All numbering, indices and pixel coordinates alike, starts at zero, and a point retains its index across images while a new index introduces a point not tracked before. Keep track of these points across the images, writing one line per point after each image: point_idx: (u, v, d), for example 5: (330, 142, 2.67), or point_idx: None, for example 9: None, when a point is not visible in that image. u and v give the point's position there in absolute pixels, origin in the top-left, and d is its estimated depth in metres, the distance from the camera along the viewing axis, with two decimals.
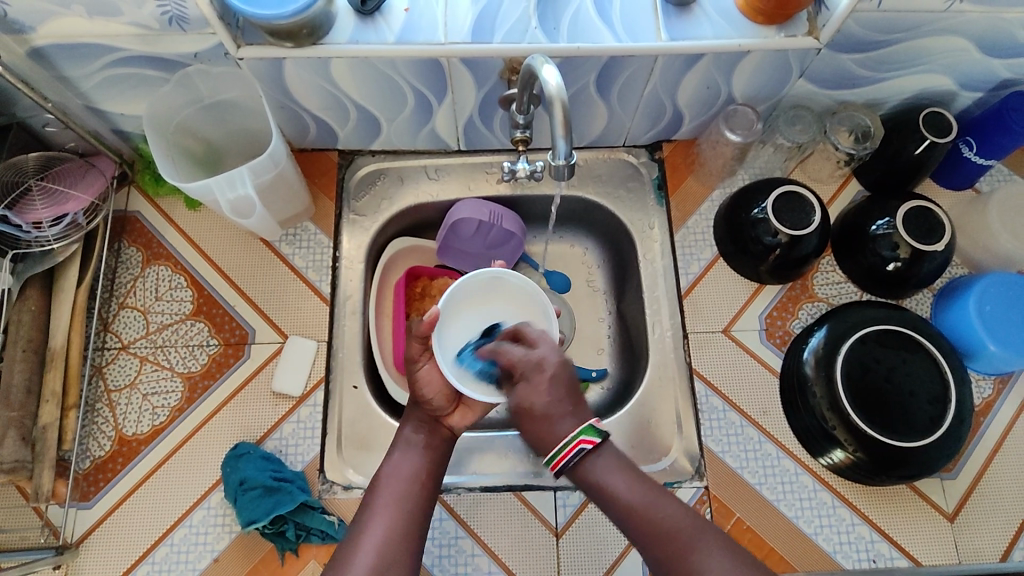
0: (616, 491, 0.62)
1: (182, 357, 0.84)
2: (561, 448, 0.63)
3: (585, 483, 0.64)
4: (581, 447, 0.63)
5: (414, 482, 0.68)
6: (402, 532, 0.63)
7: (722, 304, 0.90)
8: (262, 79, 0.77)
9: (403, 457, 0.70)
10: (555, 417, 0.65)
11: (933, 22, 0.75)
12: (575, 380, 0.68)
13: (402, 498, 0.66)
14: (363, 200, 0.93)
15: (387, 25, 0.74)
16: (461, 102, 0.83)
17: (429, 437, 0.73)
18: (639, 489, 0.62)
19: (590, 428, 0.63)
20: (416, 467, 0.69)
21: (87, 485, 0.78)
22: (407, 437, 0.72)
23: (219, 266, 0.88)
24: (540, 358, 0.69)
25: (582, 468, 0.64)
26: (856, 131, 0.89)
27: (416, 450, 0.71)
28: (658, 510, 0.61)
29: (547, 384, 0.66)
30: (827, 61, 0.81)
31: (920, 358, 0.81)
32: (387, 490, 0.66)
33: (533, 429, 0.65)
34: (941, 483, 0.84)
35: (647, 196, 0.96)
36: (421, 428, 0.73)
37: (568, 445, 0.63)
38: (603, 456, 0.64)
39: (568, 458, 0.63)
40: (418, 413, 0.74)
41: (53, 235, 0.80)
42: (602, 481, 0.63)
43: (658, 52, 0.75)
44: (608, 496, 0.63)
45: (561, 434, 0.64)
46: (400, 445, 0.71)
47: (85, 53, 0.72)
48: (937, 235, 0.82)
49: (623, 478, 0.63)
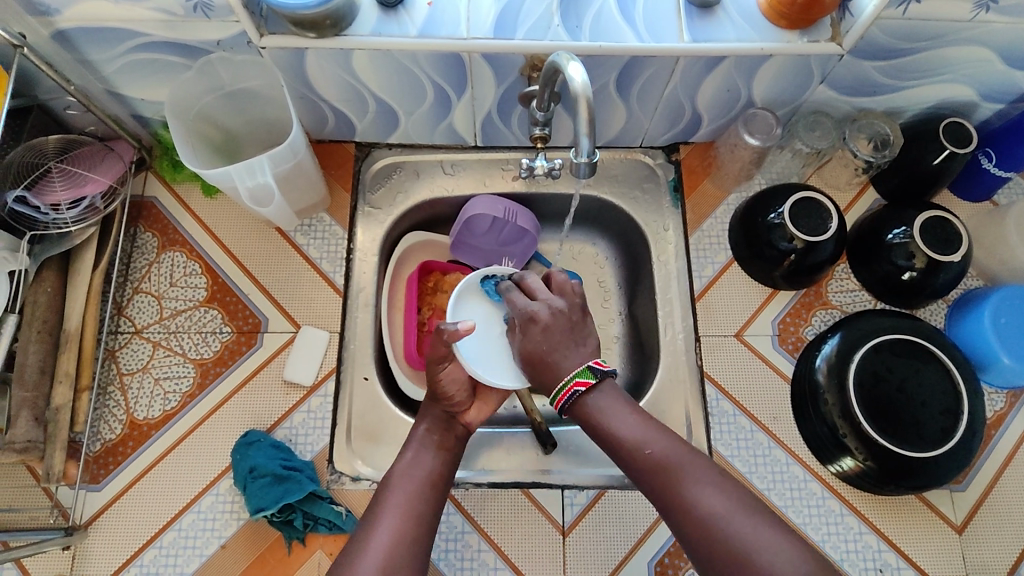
0: (613, 425, 0.62)
1: (195, 343, 0.84)
2: (560, 389, 0.64)
3: (583, 418, 0.64)
4: (575, 389, 0.63)
5: (426, 484, 0.68)
6: (413, 529, 0.63)
7: (735, 308, 0.90)
8: (284, 69, 0.77)
9: (413, 458, 0.70)
10: (557, 358, 0.65)
11: (957, 31, 0.74)
12: (576, 321, 0.67)
13: (413, 495, 0.66)
14: (378, 192, 0.93)
15: (410, 18, 0.74)
16: (481, 98, 0.83)
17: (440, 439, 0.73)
18: (637, 425, 0.62)
19: (586, 369, 0.64)
20: (427, 468, 0.69)
21: (97, 467, 0.79)
22: (419, 437, 0.73)
23: (234, 254, 0.88)
24: (536, 309, 0.67)
25: (580, 403, 0.64)
26: (876, 138, 0.89)
27: (426, 450, 0.71)
28: (651, 442, 0.61)
29: (544, 329, 0.66)
30: (849, 67, 0.80)
31: (933, 369, 0.80)
32: (396, 489, 0.66)
33: (537, 370, 0.66)
34: (950, 495, 0.83)
35: (662, 198, 0.95)
36: (433, 429, 0.73)
37: (564, 387, 0.63)
38: (602, 393, 0.64)
39: (566, 399, 0.64)
40: (434, 411, 0.75)
41: (71, 217, 0.80)
42: (598, 415, 0.63)
43: (680, 52, 0.75)
44: (604, 429, 0.63)
45: (562, 374, 0.64)
46: (410, 444, 0.72)
47: (109, 37, 0.72)
48: (954, 245, 0.82)
49: (620, 412, 0.63)
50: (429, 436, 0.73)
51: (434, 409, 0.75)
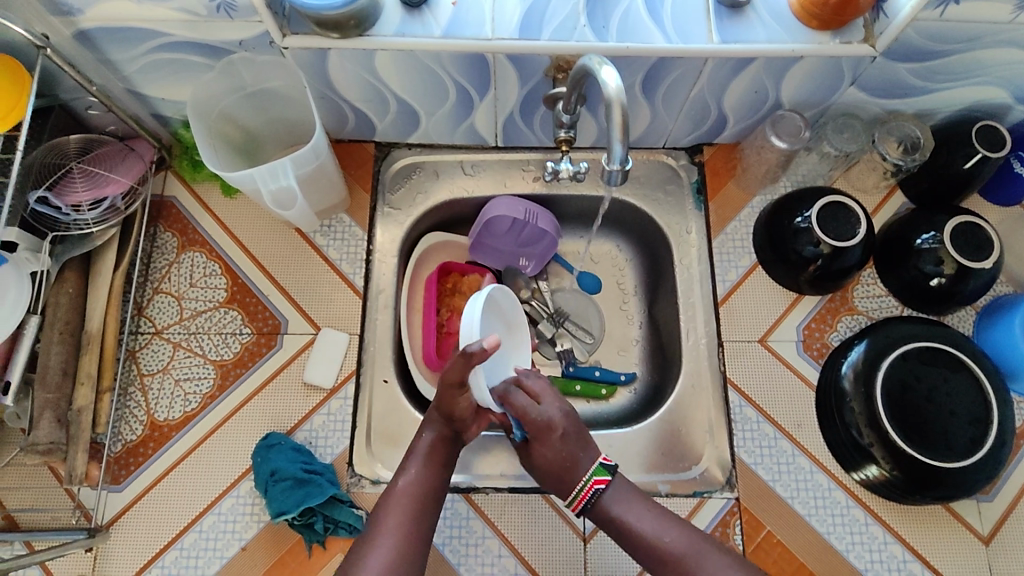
0: (632, 523, 0.69)
1: (215, 344, 0.84)
2: (580, 489, 0.70)
3: (601, 519, 0.71)
4: (596, 488, 0.70)
5: (426, 504, 0.70)
6: (409, 552, 0.66)
7: (759, 313, 0.89)
8: (305, 69, 0.76)
9: (416, 472, 0.71)
10: (578, 462, 0.70)
11: (994, 33, 0.73)
12: (579, 425, 0.72)
13: (411, 518, 0.68)
14: (397, 193, 0.92)
15: (434, 18, 0.73)
16: (503, 98, 0.82)
17: (441, 451, 0.73)
18: (651, 518, 0.70)
19: (602, 468, 0.71)
20: (430, 484, 0.71)
21: (118, 469, 0.79)
22: (422, 450, 0.72)
23: (254, 255, 0.88)
24: (548, 419, 0.70)
25: (601, 506, 0.71)
26: (905, 142, 0.87)
27: (428, 464, 0.72)
28: (667, 535, 0.69)
29: (560, 440, 0.70)
30: (881, 69, 0.78)
31: (963, 378, 0.79)
32: (397, 509, 0.68)
33: (557, 479, 0.71)
34: (977, 505, 0.82)
35: (685, 200, 0.94)
36: (437, 445, 0.73)
37: (582, 489, 0.70)
38: (615, 490, 0.71)
39: (587, 497, 0.70)
40: (440, 423, 0.73)
41: (92, 218, 0.80)
42: (619, 516, 0.70)
43: (709, 54, 0.73)
44: (625, 529, 0.69)
45: (579, 476, 0.70)
46: (413, 457, 0.72)
47: (131, 37, 0.71)
48: (985, 252, 0.80)
49: (637, 510, 0.70)
50: (433, 448, 0.73)
51: (438, 417, 0.73)
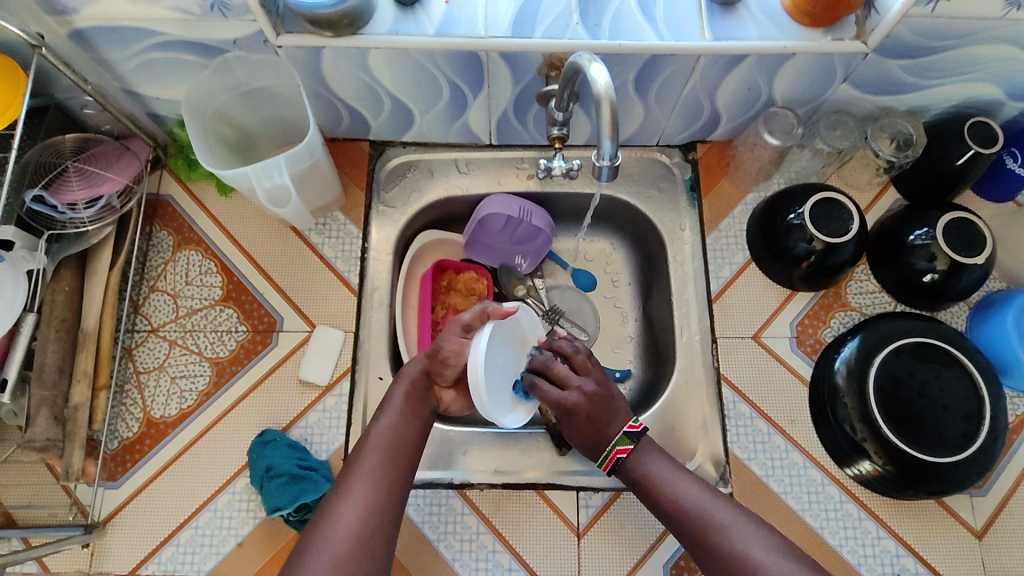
0: (656, 479, 0.71)
1: (211, 342, 0.84)
2: (605, 455, 0.74)
3: (631, 477, 0.73)
4: (618, 456, 0.73)
5: (400, 451, 0.69)
6: (383, 493, 0.65)
7: (752, 310, 0.89)
8: (300, 68, 0.76)
9: (391, 420, 0.71)
10: (603, 428, 0.74)
11: (984, 30, 0.73)
12: (609, 399, 0.75)
13: (385, 466, 0.67)
14: (392, 191, 0.92)
15: (427, 17, 0.73)
16: (497, 96, 0.82)
17: (414, 402, 0.74)
18: (677, 478, 0.71)
19: (625, 438, 0.73)
20: (405, 433, 0.71)
21: (114, 466, 0.79)
22: (397, 400, 0.73)
23: (249, 253, 0.88)
24: (574, 398, 0.74)
25: (629, 463, 0.73)
26: (898, 138, 0.87)
27: (403, 413, 0.72)
28: (686, 492, 0.69)
29: (586, 418, 0.74)
30: (873, 66, 0.79)
31: (955, 373, 0.79)
32: (371, 454, 0.67)
33: (584, 443, 0.76)
34: (970, 500, 0.82)
35: (679, 197, 0.94)
36: (411, 394, 0.74)
37: (608, 455, 0.73)
38: (643, 453, 0.73)
39: (608, 466, 0.74)
40: (416, 375, 0.75)
41: (88, 217, 0.81)
42: (646, 472, 0.72)
43: (701, 51, 0.74)
44: (650, 486, 0.71)
45: (603, 443, 0.74)
46: (389, 408, 0.72)
47: (126, 36, 0.72)
48: (977, 248, 0.81)
49: (665, 468, 0.72)
50: (407, 399, 0.73)
51: (415, 369, 0.76)
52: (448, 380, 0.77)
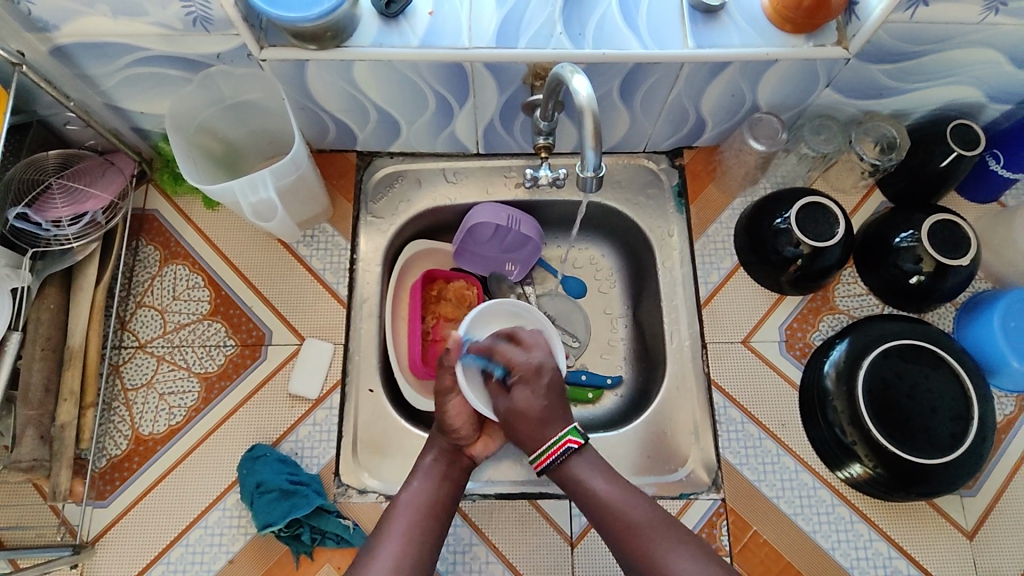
0: (590, 484, 0.70)
1: (199, 357, 0.84)
2: (547, 448, 0.72)
3: (565, 478, 0.72)
4: (568, 446, 0.71)
5: (429, 514, 0.71)
6: (413, 554, 0.67)
7: (741, 315, 0.90)
8: (284, 81, 0.76)
9: (419, 486, 0.73)
10: (546, 422, 0.72)
11: (964, 34, 0.74)
12: (563, 385, 0.76)
13: (414, 529, 0.69)
14: (380, 202, 0.92)
15: (411, 28, 0.73)
16: (483, 106, 0.82)
17: (447, 469, 0.75)
18: (615, 487, 0.70)
19: (575, 430, 0.72)
20: (433, 496, 0.72)
21: (103, 484, 0.78)
22: (426, 466, 0.75)
23: (237, 266, 0.88)
24: (535, 365, 0.75)
25: (564, 466, 0.72)
26: (882, 142, 0.88)
27: (433, 479, 0.73)
28: (623, 502, 0.69)
29: (540, 389, 0.74)
30: (856, 71, 0.79)
31: (943, 375, 0.80)
32: (402, 516, 0.70)
33: (525, 432, 0.73)
34: (961, 501, 0.83)
35: (667, 204, 0.95)
36: (440, 459, 0.75)
37: (548, 450, 0.71)
38: (584, 456, 0.72)
39: (551, 458, 0.72)
40: (441, 440, 0.77)
41: (73, 233, 0.80)
42: (578, 475, 0.71)
43: (684, 59, 0.74)
44: (585, 491, 0.70)
45: (547, 437, 0.72)
46: (418, 472, 0.74)
47: (108, 52, 0.71)
48: (963, 249, 0.81)
49: (600, 478, 0.71)
50: (438, 465, 0.75)
51: (441, 437, 0.77)
52: (471, 437, 0.78)
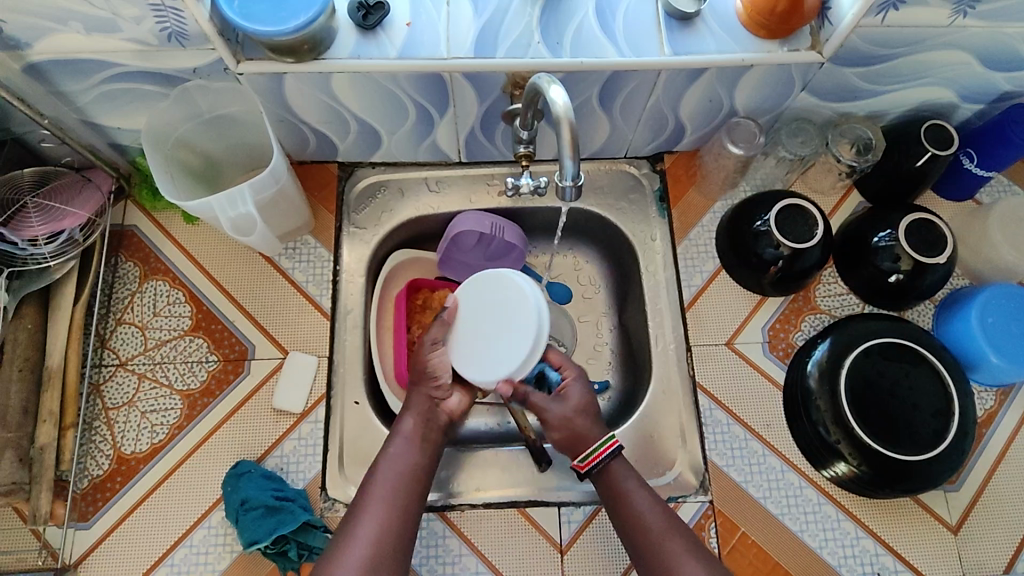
0: (633, 496, 0.72)
1: (181, 374, 0.83)
2: (597, 446, 0.73)
3: (608, 485, 0.73)
4: (613, 447, 0.73)
5: (405, 483, 0.71)
6: (394, 519, 0.68)
7: (724, 317, 0.90)
8: (262, 94, 0.76)
9: (399, 453, 0.73)
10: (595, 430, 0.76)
11: (934, 37, 0.75)
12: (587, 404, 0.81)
13: (393, 499, 0.70)
14: (362, 212, 0.92)
15: (389, 39, 0.73)
16: (463, 115, 0.83)
17: (424, 434, 0.76)
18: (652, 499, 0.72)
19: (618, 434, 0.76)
20: (413, 463, 0.73)
21: (85, 505, 0.77)
22: (406, 430, 0.75)
23: (218, 281, 0.87)
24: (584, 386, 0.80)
25: (610, 471, 0.73)
26: (858, 143, 0.89)
27: (411, 445, 0.74)
28: (660, 514, 0.71)
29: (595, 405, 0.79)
30: (830, 75, 0.80)
31: (924, 371, 0.81)
32: (385, 485, 0.70)
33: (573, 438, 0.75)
34: (944, 495, 0.84)
35: (649, 208, 0.95)
36: (418, 423, 0.76)
37: (597, 450, 0.73)
38: (626, 466, 0.74)
39: (602, 455, 0.73)
40: (418, 403, 0.77)
41: (50, 251, 0.79)
42: (623, 483, 0.72)
43: (661, 66, 0.75)
44: (628, 499, 0.72)
45: (593, 439, 0.75)
46: (397, 438, 0.74)
47: (83, 69, 0.71)
48: (939, 248, 0.83)
49: (641, 490, 0.72)
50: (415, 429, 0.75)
51: (418, 397, 0.78)
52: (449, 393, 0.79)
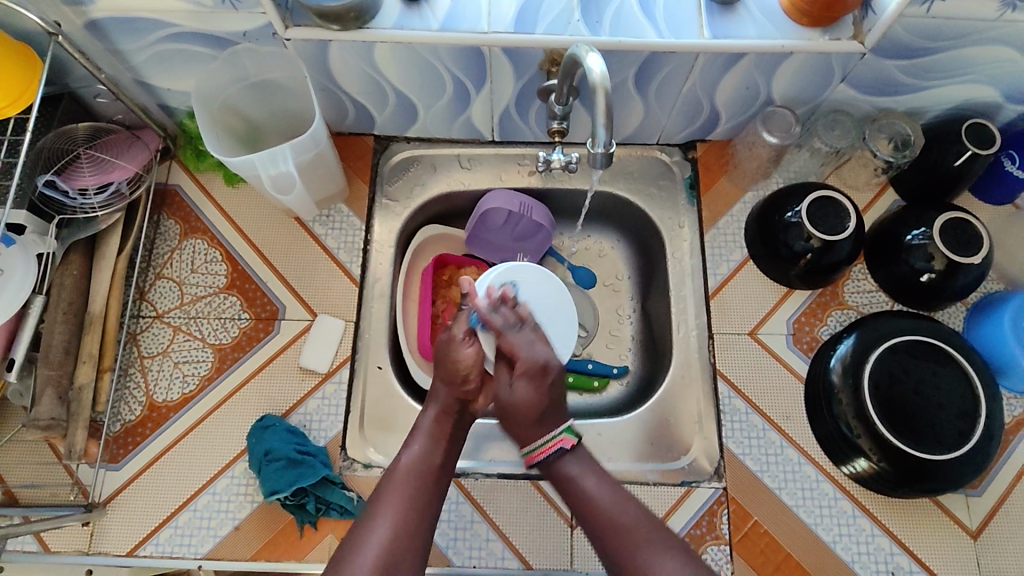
0: (582, 484, 0.70)
1: (214, 328, 0.86)
2: (542, 443, 0.71)
3: (556, 476, 0.72)
4: (561, 445, 0.71)
5: (424, 482, 0.69)
6: (410, 518, 0.66)
7: (749, 307, 0.90)
8: (307, 61, 0.78)
9: (418, 450, 0.71)
10: (543, 424, 0.72)
11: (980, 31, 0.74)
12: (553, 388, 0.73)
13: (411, 498, 0.68)
14: (395, 184, 0.94)
15: (432, 12, 0.75)
16: (500, 92, 0.84)
17: (443, 430, 0.74)
18: (607, 488, 0.69)
19: (570, 430, 0.71)
20: (432, 459, 0.71)
21: (116, 448, 0.80)
22: (427, 426, 0.73)
23: (254, 243, 0.90)
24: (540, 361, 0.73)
25: (556, 465, 0.71)
26: (895, 139, 0.88)
27: (430, 442, 0.72)
28: (614, 505, 0.68)
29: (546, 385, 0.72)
30: (871, 66, 0.80)
31: (952, 372, 0.80)
32: (403, 483, 0.68)
33: (517, 428, 0.73)
34: (966, 500, 0.82)
35: (678, 195, 0.95)
36: (441, 419, 0.74)
37: (547, 443, 0.71)
38: (577, 457, 0.71)
39: (548, 453, 0.71)
40: (444, 397, 0.75)
41: (97, 203, 0.83)
42: (571, 474, 0.70)
43: (700, 49, 0.75)
44: (576, 489, 0.70)
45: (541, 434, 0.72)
46: (417, 434, 0.73)
47: (140, 27, 0.74)
48: (975, 248, 0.81)
49: (590, 479, 0.70)
50: (434, 421, 0.74)
51: (446, 393, 0.75)
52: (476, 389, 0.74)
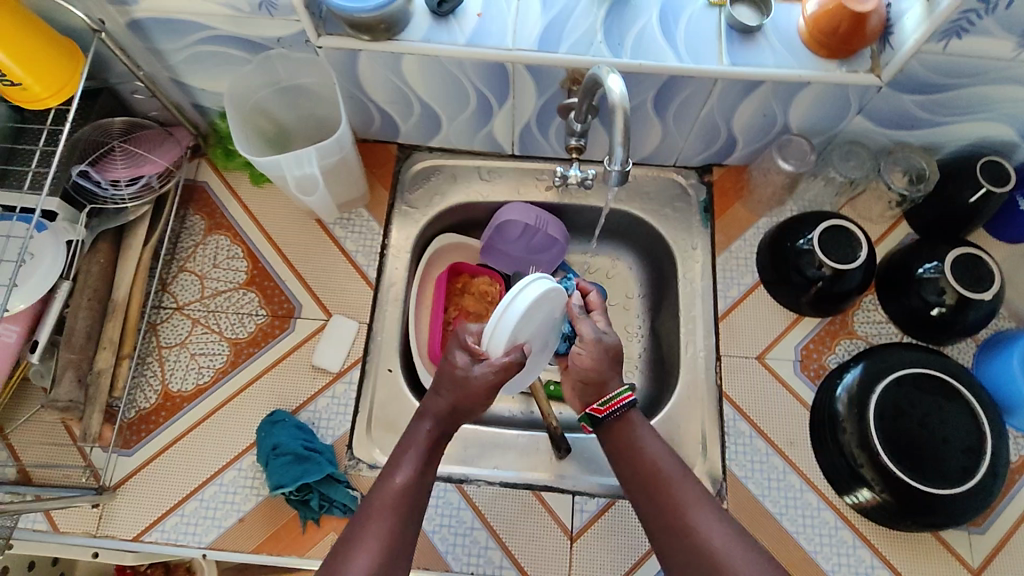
0: (640, 441, 0.69)
1: (231, 323, 0.88)
2: (614, 395, 0.70)
3: (615, 433, 0.70)
4: (630, 398, 0.70)
5: (411, 504, 0.63)
6: (398, 544, 0.60)
7: (758, 331, 0.90)
8: (336, 68, 0.81)
9: (411, 470, 0.64)
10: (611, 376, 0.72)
11: (997, 70, 0.75)
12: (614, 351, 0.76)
13: (398, 524, 0.61)
14: (415, 193, 0.96)
15: (460, 27, 0.78)
16: (521, 107, 0.86)
17: (435, 449, 0.68)
18: (663, 449, 0.68)
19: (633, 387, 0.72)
20: (422, 482, 0.65)
21: (130, 434, 0.82)
22: (418, 443, 0.67)
23: (275, 242, 0.92)
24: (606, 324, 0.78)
25: (618, 420, 0.70)
26: (911, 172, 0.90)
27: (423, 460, 0.66)
28: (667, 461, 0.67)
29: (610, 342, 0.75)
30: (887, 99, 0.81)
31: (958, 407, 0.79)
32: (392, 504, 0.62)
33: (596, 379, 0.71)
34: (969, 537, 0.82)
35: (693, 218, 0.97)
36: (432, 437, 0.68)
37: (613, 399, 0.70)
38: (636, 416, 0.71)
39: (619, 405, 0.70)
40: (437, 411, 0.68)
41: (128, 194, 0.86)
42: (633, 429, 0.69)
43: (719, 74, 0.77)
44: (632, 445, 0.68)
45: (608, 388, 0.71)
46: (410, 450, 0.66)
47: (180, 29, 0.77)
48: (986, 284, 0.82)
49: (647, 437, 0.69)
50: (428, 439, 0.67)
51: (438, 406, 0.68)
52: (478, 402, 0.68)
